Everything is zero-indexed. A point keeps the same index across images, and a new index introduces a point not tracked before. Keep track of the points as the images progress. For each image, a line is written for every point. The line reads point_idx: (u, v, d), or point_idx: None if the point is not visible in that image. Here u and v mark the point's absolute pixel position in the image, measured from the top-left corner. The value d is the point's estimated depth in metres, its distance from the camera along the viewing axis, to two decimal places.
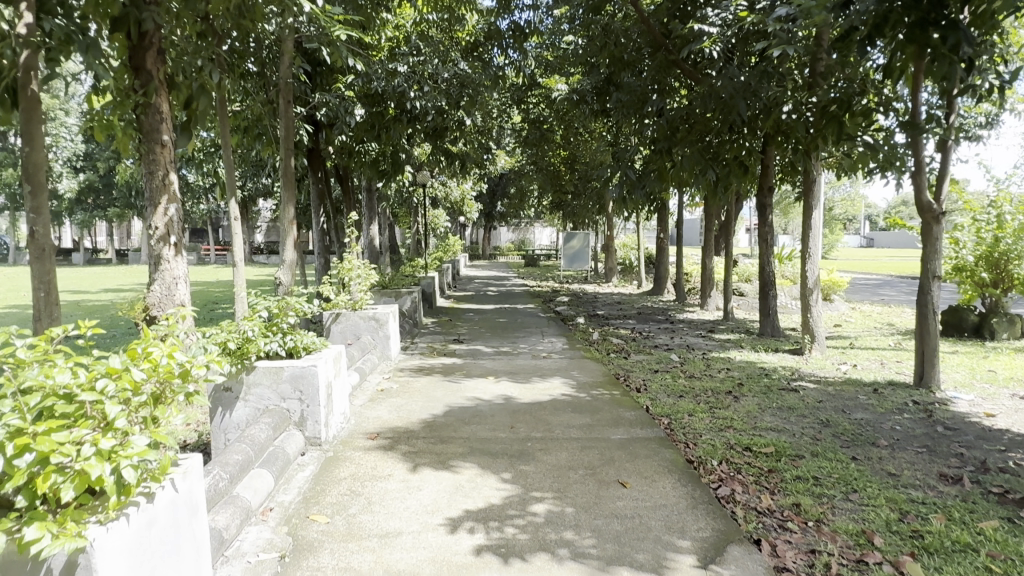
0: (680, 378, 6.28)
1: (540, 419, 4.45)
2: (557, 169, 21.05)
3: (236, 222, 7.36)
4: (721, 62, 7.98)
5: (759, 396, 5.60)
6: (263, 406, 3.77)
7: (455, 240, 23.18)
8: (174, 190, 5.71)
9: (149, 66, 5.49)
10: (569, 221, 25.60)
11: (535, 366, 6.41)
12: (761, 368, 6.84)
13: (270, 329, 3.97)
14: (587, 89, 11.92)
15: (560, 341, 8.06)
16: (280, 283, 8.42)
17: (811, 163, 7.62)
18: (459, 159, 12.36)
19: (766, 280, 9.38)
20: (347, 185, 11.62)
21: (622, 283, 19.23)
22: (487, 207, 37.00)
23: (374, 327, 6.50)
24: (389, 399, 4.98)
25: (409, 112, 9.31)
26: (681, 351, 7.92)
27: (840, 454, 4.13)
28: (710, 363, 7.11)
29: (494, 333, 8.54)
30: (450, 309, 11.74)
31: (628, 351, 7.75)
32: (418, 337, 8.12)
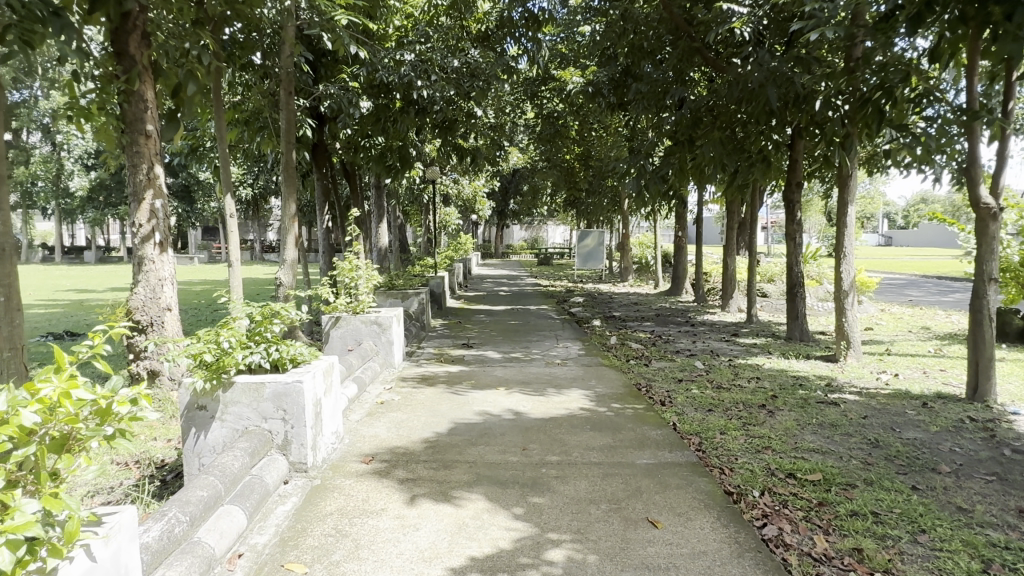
0: (707, 388, 5.79)
1: (555, 440, 3.98)
2: (571, 166, 20.56)
3: (232, 219, 6.91)
4: (749, 48, 7.46)
5: (796, 410, 5.10)
6: (242, 427, 3.32)
7: (466, 238, 22.76)
8: (160, 184, 5.30)
9: (133, 50, 5.08)
10: (583, 219, 25.12)
11: (550, 374, 5.95)
12: (794, 377, 6.33)
13: (253, 339, 3.52)
14: (603, 81, 11.39)
15: (576, 346, 7.58)
16: (282, 284, 8.01)
17: (847, 157, 7.07)
18: (470, 154, 11.90)
19: (793, 281, 8.84)
20: (354, 181, 11.22)
21: (638, 283, 18.72)
22: (499, 204, 36.51)
23: (376, 332, 6.04)
24: (389, 414, 4.52)
25: (416, 103, 8.83)
26: (705, 357, 7.42)
27: (897, 483, 3.63)
28: (737, 371, 6.61)
29: (506, 337, 8.08)
30: (460, 310, 11.30)
31: (648, 357, 7.26)
32: (425, 342, 7.67)
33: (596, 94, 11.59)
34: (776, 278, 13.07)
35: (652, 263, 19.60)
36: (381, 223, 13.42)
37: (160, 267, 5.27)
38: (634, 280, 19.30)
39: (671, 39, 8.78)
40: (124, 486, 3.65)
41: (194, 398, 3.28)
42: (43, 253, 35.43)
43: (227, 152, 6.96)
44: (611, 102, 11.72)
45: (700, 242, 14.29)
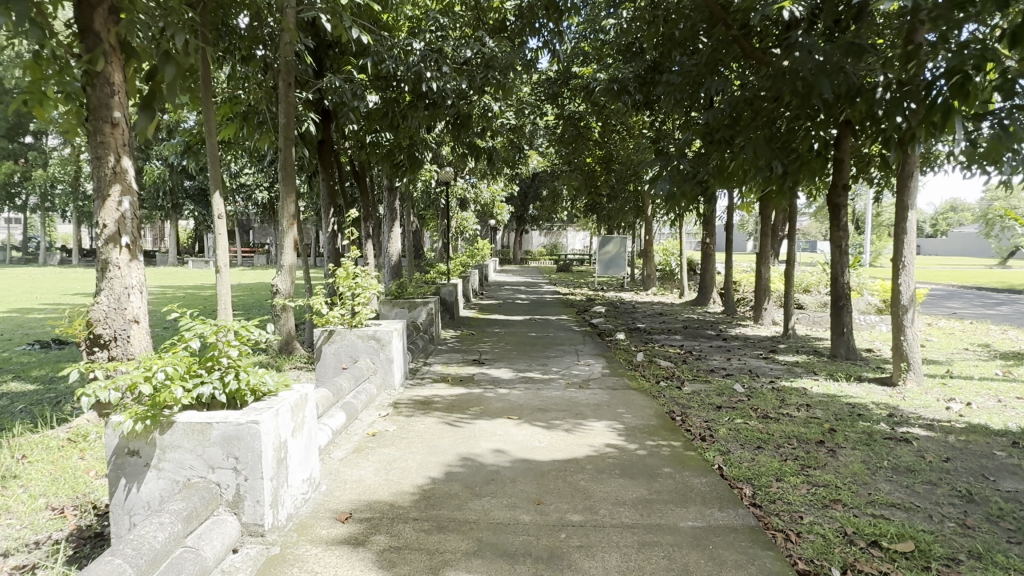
0: (752, 418, 5.02)
1: (577, 491, 3.25)
2: (593, 169, 19.78)
3: (221, 220, 6.21)
4: (795, 34, 6.70)
5: (861, 449, 4.32)
6: (183, 478, 2.64)
7: (484, 243, 22.09)
8: (129, 180, 4.64)
9: (97, 26, 4.46)
10: (604, 224, 24.37)
11: (570, 399, 5.22)
12: (849, 405, 5.54)
13: (204, 366, 2.83)
14: (630, 77, 10.69)
15: (599, 364, 6.85)
16: (279, 291, 7.36)
17: (910, 155, 6.22)
18: (487, 155, 11.21)
19: (838, 292, 8.07)
20: (364, 182, 10.60)
21: (662, 291, 17.90)
22: (519, 209, 35.80)
23: (374, 349, 5.35)
24: (381, 451, 3.83)
25: (427, 97, 8.13)
26: (743, 378, 6.65)
27: (1014, 558, 2.83)
28: (782, 397, 5.82)
29: (521, 352, 7.37)
30: (474, 320, 10.62)
31: (680, 378, 6.49)
32: (434, 357, 6.99)
33: (622, 92, 10.84)
34: (813, 288, 12.23)
35: (677, 272, 18.77)
36: (394, 228, 12.81)
37: (125, 275, 4.60)
38: (657, 289, 18.50)
39: (707, 28, 8.03)
40: (48, 544, 2.97)
41: (124, 441, 2.62)
42: (61, 254, 35.44)
43: (217, 146, 6.30)
44: (638, 100, 10.99)
45: (731, 250, 13.45)
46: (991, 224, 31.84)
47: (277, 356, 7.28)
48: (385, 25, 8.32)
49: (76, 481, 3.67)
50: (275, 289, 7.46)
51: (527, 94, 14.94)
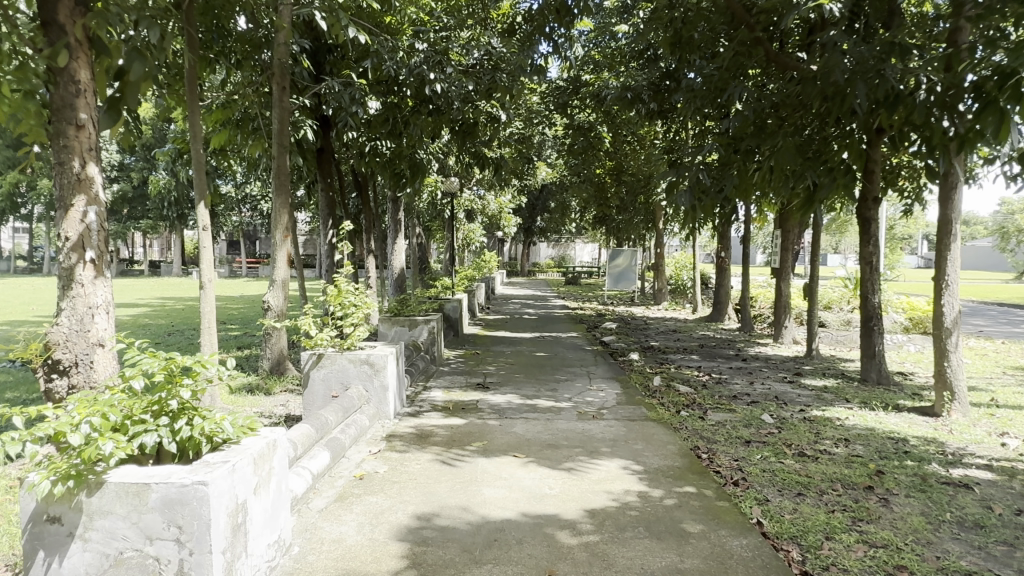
0: (787, 456, 4.49)
1: (596, 558, 2.73)
2: (603, 181, 19.28)
3: (206, 232, 5.75)
4: (829, 35, 6.22)
5: (918, 497, 3.78)
6: (114, 552, 2.15)
7: (491, 256, 21.62)
8: (95, 189, 4.18)
9: (62, 18, 4.01)
10: (613, 237, 23.86)
11: (583, 432, 4.71)
12: (891, 440, 5.00)
13: (149, 411, 2.37)
14: (643, 85, 10.26)
15: (613, 389, 6.33)
16: (270, 308, 6.88)
17: (954, 165, 5.71)
18: (493, 164, 10.75)
19: (868, 313, 7.54)
20: (366, 192, 10.16)
21: (674, 307, 17.38)
22: (526, 220, 35.36)
23: (368, 375, 4.88)
24: (369, 500, 3.32)
25: (430, 102, 7.69)
26: (770, 406, 6.11)
27: None
28: (816, 430, 5.28)
29: (529, 375, 6.86)
30: (479, 337, 10.14)
31: (701, 405, 5.97)
32: (434, 381, 6.49)
33: (635, 100, 10.41)
34: (834, 305, 11.68)
35: (689, 286, 18.24)
36: (399, 240, 12.40)
37: (90, 294, 4.13)
38: (668, 304, 17.97)
39: (728, 30, 7.57)
40: None
41: (43, 504, 2.14)
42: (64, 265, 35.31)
43: (201, 152, 5.83)
44: (651, 109, 10.54)
45: (747, 264, 12.92)
46: (1007, 237, 31.18)
47: (268, 378, 6.79)
48: (387, 25, 7.88)
49: (14, 533, 3.17)
50: (266, 306, 6.99)
51: (536, 103, 14.51)
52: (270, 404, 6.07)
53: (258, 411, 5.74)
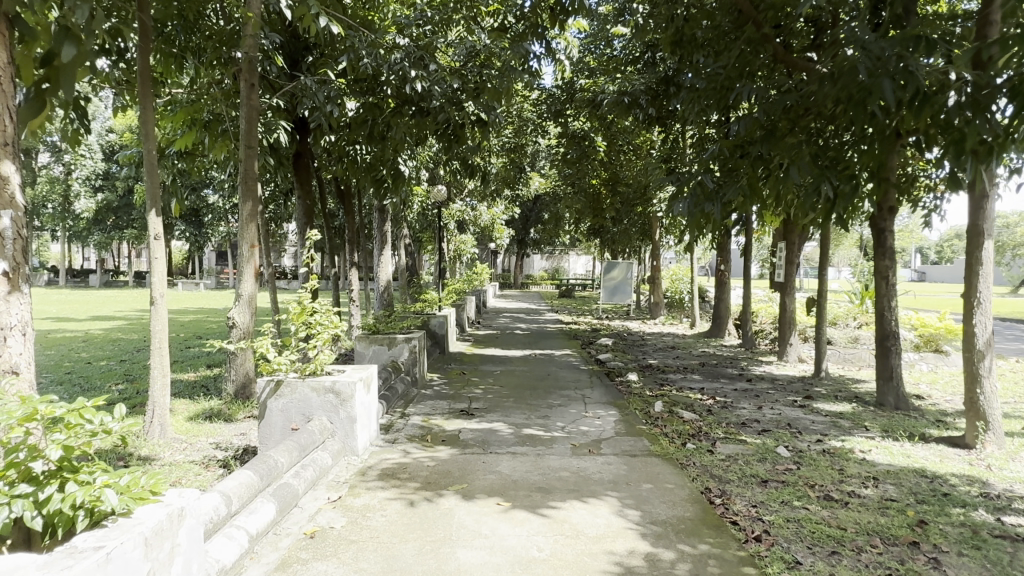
0: (812, 501, 3.90)
1: None
2: (598, 192, 18.79)
3: (158, 242, 5.14)
4: (848, 30, 5.70)
5: (972, 557, 3.20)
6: None
7: (483, 268, 21.06)
8: (8, 190, 3.26)
9: None
10: (609, 249, 23.35)
11: (577, 471, 4.11)
12: (926, 480, 4.41)
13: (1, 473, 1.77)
14: (640, 90, 9.95)
15: (611, 417, 5.73)
16: (236, 325, 6.28)
17: (985, 172, 5.18)
18: (483, 171, 10.19)
19: (884, 331, 7.01)
20: (348, 200, 9.60)
21: (670, 321, 16.83)
22: (520, 232, 34.91)
23: (333, 405, 4.28)
24: (317, 568, 2.72)
25: (413, 103, 7.14)
26: (785, 436, 5.53)
27: None
28: (839, 466, 4.70)
29: (518, 399, 6.26)
30: (467, 355, 9.55)
31: (708, 436, 5.38)
32: (413, 406, 5.88)
33: (632, 105, 10.15)
34: (840, 321, 11.14)
35: (686, 300, 17.69)
36: (385, 251, 11.83)
37: (3, 314, 3.16)
38: (665, 318, 17.41)
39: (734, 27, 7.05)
40: None
41: None
42: (48, 275, 34.65)
43: (154, 154, 5.28)
44: (649, 114, 10.21)
45: (748, 278, 12.38)
46: (1003, 250, 30.86)
47: (232, 403, 6.16)
48: (367, 20, 7.32)
49: None
50: (230, 322, 6.38)
51: (529, 110, 14.01)
52: (231, 433, 5.44)
53: (215, 442, 5.11)
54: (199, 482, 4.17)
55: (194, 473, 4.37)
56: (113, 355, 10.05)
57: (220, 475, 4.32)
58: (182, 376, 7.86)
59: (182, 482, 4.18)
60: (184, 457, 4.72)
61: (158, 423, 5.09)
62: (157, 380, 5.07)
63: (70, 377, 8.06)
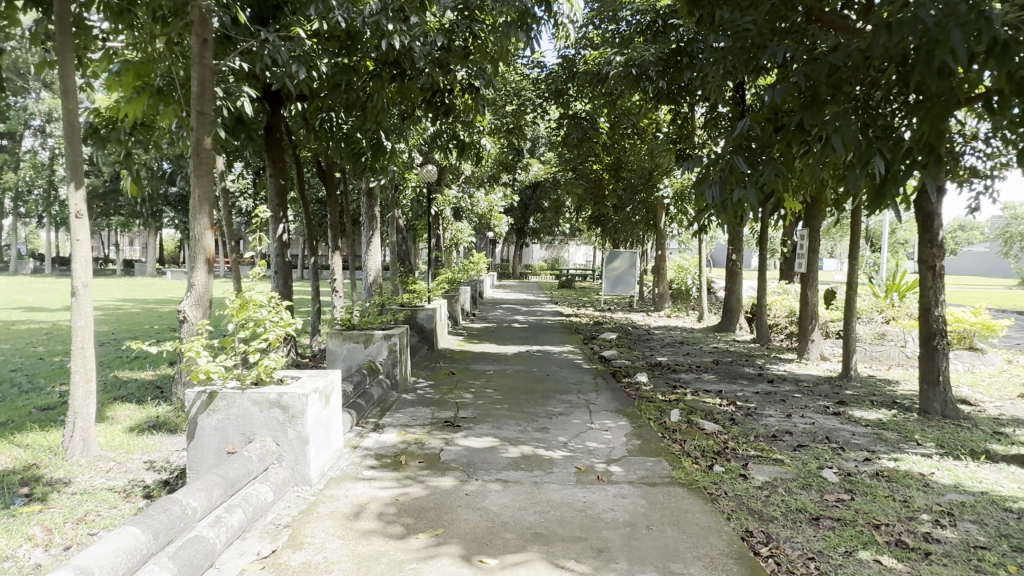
0: (883, 551, 3.06)
1: None
2: (601, 178, 17.88)
3: (80, 221, 4.27)
4: None
5: None
6: None
7: (480, 258, 20.21)
8: None
9: None
10: (610, 238, 22.51)
11: (583, 508, 3.26)
12: (1015, 518, 3.57)
13: None
14: (650, 61, 9.13)
15: (621, 429, 4.88)
16: (188, 321, 5.40)
17: None
18: (477, 149, 9.27)
19: (929, 329, 6.17)
20: (329, 180, 8.69)
21: (677, 314, 16.03)
22: (519, 220, 33.99)
23: (278, 424, 3.42)
24: None
25: (394, 64, 6.24)
26: (826, 454, 4.69)
27: None
28: (902, 496, 3.85)
29: (513, 407, 5.40)
30: (459, 352, 8.73)
31: (737, 454, 4.54)
32: (390, 417, 5.03)
33: (641, 77, 9.30)
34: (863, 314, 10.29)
35: (693, 292, 16.87)
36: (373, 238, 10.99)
37: None
38: (670, 310, 16.61)
39: None
40: None
41: None
42: (35, 263, 33.79)
43: (76, 116, 4.40)
44: (660, 88, 9.46)
45: (763, 268, 11.51)
46: (1012, 242, 30.10)
47: (181, 410, 5.31)
48: None
49: None
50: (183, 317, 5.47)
51: (529, 89, 13.09)
52: (172, 448, 4.59)
53: (148, 461, 4.26)
54: (109, 519, 3.32)
55: (107, 505, 3.51)
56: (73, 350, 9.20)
57: (140, 507, 3.47)
58: (139, 376, 7.01)
59: (88, 518, 3.33)
60: (104, 483, 3.86)
61: (80, 439, 4.25)
62: (78, 386, 4.22)
63: (13, 375, 7.20)
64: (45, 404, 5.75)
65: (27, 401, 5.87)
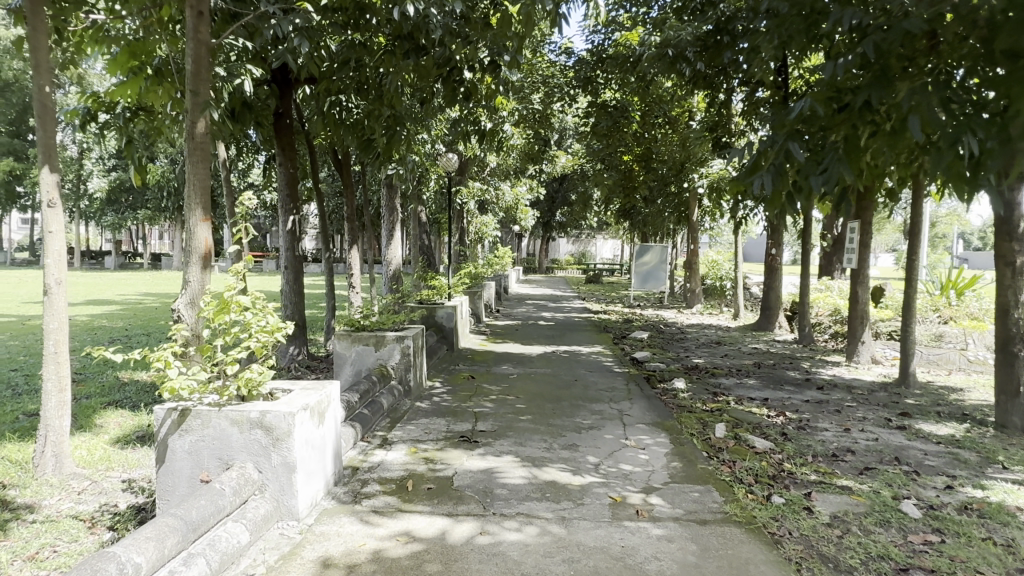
0: None
1: None
2: (632, 170, 17.16)
3: (52, 210, 3.79)
4: None
5: None
6: None
7: (505, 252, 19.66)
8: None
9: None
10: (640, 232, 21.81)
11: (621, 557, 2.69)
12: None
13: None
14: (687, 41, 8.43)
15: (662, 448, 4.29)
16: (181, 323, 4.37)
17: None
18: (502, 137, 8.71)
19: (1007, 334, 5.47)
20: (345, 170, 8.18)
21: (711, 311, 15.34)
22: (545, 214, 33.42)
23: (261, 448, 2.92)
24: None
25: (409, 39, 5.67)
26: (901, 480, 4.05)
27: None
28: (1005, 539, 3.21)
29: (538, 419, 4.85)
30: (481, 352, 8.21)
31: (796, 479, 3.93)
32: (400, 430, 4.51)
33: (678, 58, 8.63)
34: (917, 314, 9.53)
35: (728, 288, 16.13)
36: (393, 231, 10.50)
37: None
38: (703, 308, 15.90)
39: None
40: None
41: None
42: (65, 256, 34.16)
43: (48, 96, 3.92)
44: (697, 70, 8.77)
45: (806, 263, 10.78)
46: None
47: None
48: None
49: None
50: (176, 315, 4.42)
51: (557, 75, 12.49)
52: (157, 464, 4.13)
53: (127, 481, 3.81)
54: (64, 558, 2.85)
55: (67, 539, 3.04)
56: (82, 347, 8.88)
57: (103, 542, 3.00)
58: (141, 377, 6.59)
59: (40, 556, 2.86)
60: (72, 508, 3.41)
61: (52, 455, 3.79)
62: (50, 396, 3.76)
63: (13, 374, 6.88)
64: (35, 408, 5.36)
65: (17, 405, 5.48)
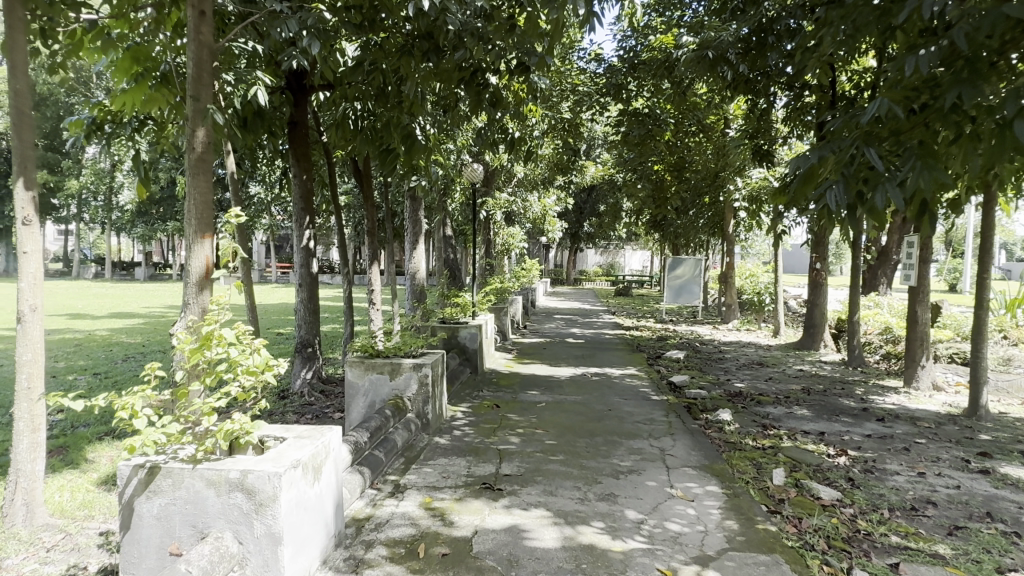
0: None
1: None
2: (664, 181, 16.54)
3: (27, 230, 3.30)
4: None
5: None
6: None
7: (533, 264, 19.17)
8: None
9: None
10: (672, 243, 21.15)
11: None
12: None
13: None
14: (728, 41, 7.79)
15: (713, 500, 3.72)
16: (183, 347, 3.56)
17: None
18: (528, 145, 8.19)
19: None
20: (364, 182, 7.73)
21: (748, 327, 14.63)
22: (573, 225, 32.89)
23: (241, 515, 2.44)
24: None
25: (428, 38, 5.18)
26: (1002, 544, 3.42)
27: None
28: None
29: (569, 460, 4.32)
30: (507, 374, 7.69)
31: (876, 543, 3.34)
32: (414, 473, 4.01)
33: (718, 61, 7.99)
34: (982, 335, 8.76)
35: (766, 303, 15.40)
36: (416, 244, 10.04)
37: None
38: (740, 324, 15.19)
39: None
40: None
41: None
42: (96, 267, 34.58)
43: (25, 99, 3.50)
44: (740, 73, 8.15)
45: (855, 279, 10.07)
46: None
47: None
48: None
49: None
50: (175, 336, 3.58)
51: (586, 82, 11.98)
52: None
53: (106, 534, 3.36)
54: None
55: None
56: (95, 365, 8.59)
57: None
58: None
59: None
60: (36, 570, 2.96)
61: (22, 504, 3.37)
62: (22, 437, 3.32)
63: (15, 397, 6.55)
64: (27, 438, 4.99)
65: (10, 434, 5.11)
